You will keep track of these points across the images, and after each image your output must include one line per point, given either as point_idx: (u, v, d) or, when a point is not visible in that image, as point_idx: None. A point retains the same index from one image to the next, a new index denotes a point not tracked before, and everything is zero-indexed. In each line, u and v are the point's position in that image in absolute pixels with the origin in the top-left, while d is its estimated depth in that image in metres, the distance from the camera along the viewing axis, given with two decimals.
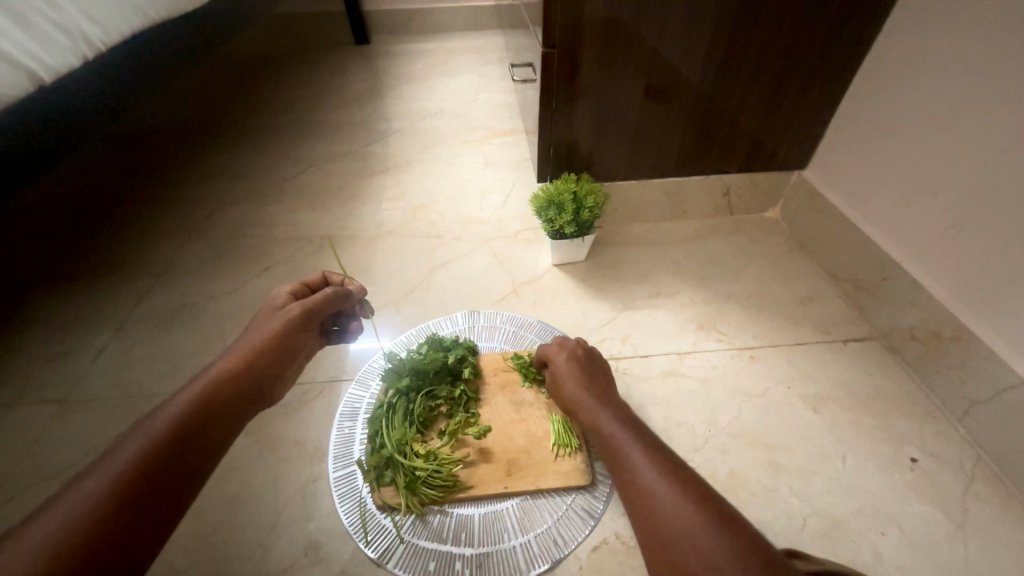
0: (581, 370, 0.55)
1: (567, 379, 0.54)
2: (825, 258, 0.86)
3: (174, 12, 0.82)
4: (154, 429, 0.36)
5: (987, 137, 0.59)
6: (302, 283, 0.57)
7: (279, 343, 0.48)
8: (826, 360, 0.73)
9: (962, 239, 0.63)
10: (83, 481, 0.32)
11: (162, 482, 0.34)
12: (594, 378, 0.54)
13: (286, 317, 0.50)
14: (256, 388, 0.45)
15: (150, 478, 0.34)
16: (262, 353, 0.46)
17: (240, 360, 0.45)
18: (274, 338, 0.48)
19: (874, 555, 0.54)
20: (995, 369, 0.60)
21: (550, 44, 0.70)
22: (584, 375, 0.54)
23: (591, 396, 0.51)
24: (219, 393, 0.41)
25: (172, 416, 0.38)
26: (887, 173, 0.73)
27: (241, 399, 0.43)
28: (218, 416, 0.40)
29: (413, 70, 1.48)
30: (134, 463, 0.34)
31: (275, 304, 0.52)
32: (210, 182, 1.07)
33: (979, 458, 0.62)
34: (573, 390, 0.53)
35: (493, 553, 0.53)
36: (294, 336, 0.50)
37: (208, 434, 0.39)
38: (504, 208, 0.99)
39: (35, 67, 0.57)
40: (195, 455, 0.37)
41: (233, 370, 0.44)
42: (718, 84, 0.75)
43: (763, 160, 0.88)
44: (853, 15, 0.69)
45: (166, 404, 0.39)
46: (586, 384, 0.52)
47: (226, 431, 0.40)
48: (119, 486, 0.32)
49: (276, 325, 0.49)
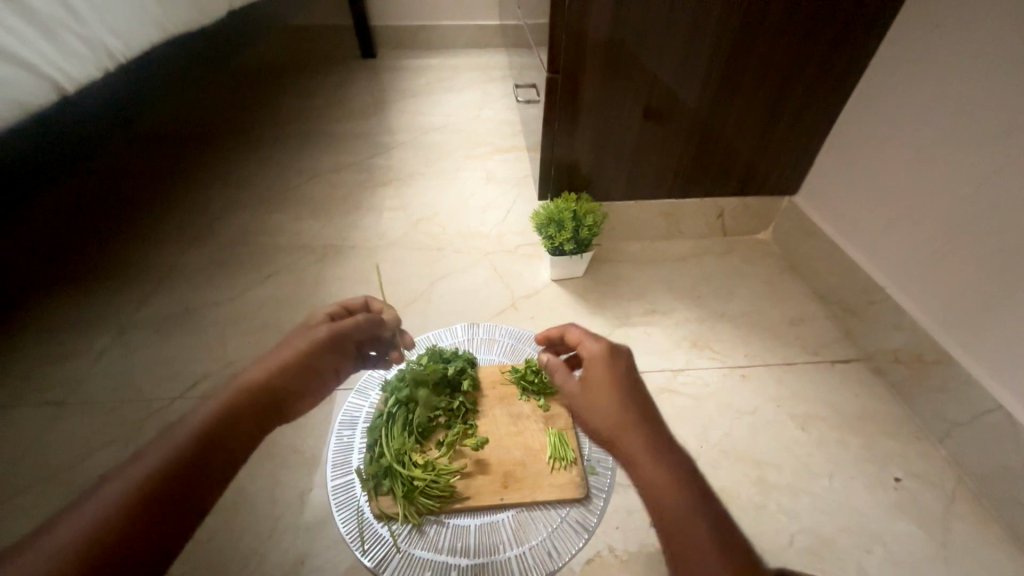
0: (627, 394, 0.42)
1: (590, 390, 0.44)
2: (814, 280, 0.89)
3: (192, 25, 0.85)
4: (177, 439, 0.37)
5: (965, 170, 0.63)
6: (337, 305, 0.59)
7: (303, 359, 0.48)
8: (814, 380, 0.75)
9: (942, 268, 0.67)
10: (107, 485, 0.34)
11: (180, 493, 0.35)
12: (644, 406, 0.42)
13: (313, 337, 0.50)
14: (277, 402, 0.44)
15: (165, 490, 0.35)
16: (287, 367, 0.46)
17: (267, 373, 0.45)
18: (298, 353, 0.48)
19: (859, 573, 0.56)
20: (975, 393, 0.63)
21: (555, 70, 0.73)
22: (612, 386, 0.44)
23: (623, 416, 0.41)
24: (241, 407, 0.41)
25: (196, 427, 0.38)
26: (873, 202, 0.77)
27: (260, 413, 0.43)
28: (236, 431, 0.40)
29: (418, 85, 1.52)
30: (154, 473, 0.35)
31: (306, 323, 0.53)
32: (214, 189, 1.09)
33: (961, 480, 0.64)
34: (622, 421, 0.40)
35: (489, 563, 0.54)
36: (320, 355, 0.49)
37: (227, 449, 0.39)
38: (504, 222, 1.02)
39: (57, 77, 0.59)
40: (214, 467, 0.37)
41: (259, 383, 0.44)
42: (714, 110, 0.78)
43: (757, 184, 0.91)
44: (839, 53, 0.73)
45: (193, 412, 0.39)
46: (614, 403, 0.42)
47: (243, 446, 0.40)
48: (137, 496, 0.33)
49: (303, 343, 0.49)
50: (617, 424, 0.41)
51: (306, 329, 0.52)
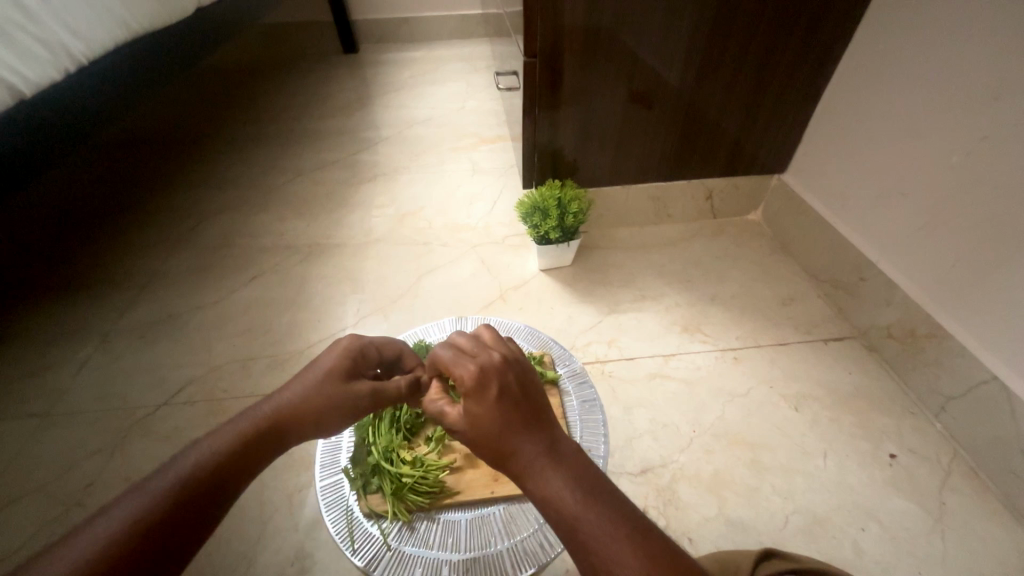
0: (508, 401, 0.36)
1: (478, 399, 0.37)
2: (805, 259, 0.88)
3: (159, 24, 0.82)
4: (187, 465, 0.37)
5: (953, 139, 0.61)
6: (377, 345, 0.50)
7: (320, 417, 0.43)
8: (807, 360, 0.74)
9: (933, 241, 0.65)
10: (112, 508, 0.33)
11: (183, 520, 0.34)
12: (537, 408, 0.37)
13: (347, 401, 0.44)
14: (289, 440, 0.42)
15: (170, 516, 0.34)
16: (300, 419, 0.42)
17: (278, 411, 0.42)
18: (319, 412, 0.43)
19: (855, 551, 0.55)
20: (968, 365, 0.62)
21: (532, 54, 0.71)
22: (505, 389, 0.37)
23: (520, 425, 0.36)
24: (256, 437, 0.40)
25: (207, 454, 0.38)
26: (862, 177, 0.75)
27: (269, 447, 0.40)
28: (246, 462, 0.39)
29: (402, 78, 1.49)
30: (160, 499, 0.34)
31: (343, 367, 0.45)
32: (196, 192, 1.07)
33: (956, 454, 0.63)
34: (509, 434, 0.35)
35: (480, 558, 0.53)
36: (344, 420, 0.44)
37: (235, 476, 0.38)
38: (491, 214, 1.00)
39: (13, 80, 0.57)
40: (220, 493, 0.37)
41: (274, 421, 0.41)
42: (698, 89, 0.76)
43: (745, 164, 0.89)
44: (825, 22, 0.71)
45: (206, 439, 0.39)
46: (510, 410, 0.36)
47: (250, 480, 0.39)
48: (144, 521, 0.33)
49: (330, 400, 0.43)
50: (507, 442, 0.35)
51: (341, 380, 0.45)
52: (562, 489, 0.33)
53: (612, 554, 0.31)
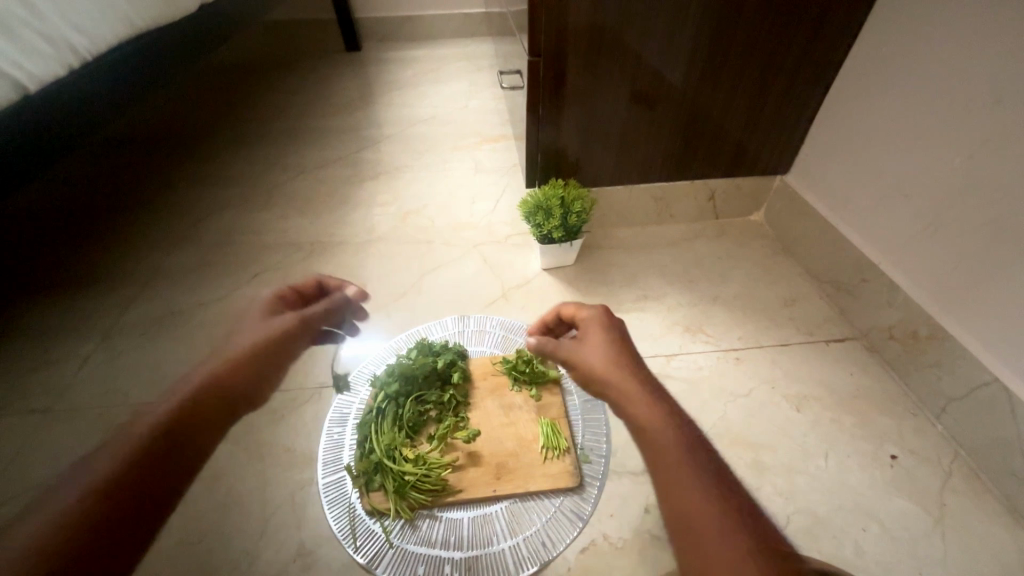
0: (627, 353, 0.50)
1: (598, 343, 0.51)
2: (807, 261, 0.88)
3: (160, 19, 0.82)
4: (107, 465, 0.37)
5: (958, 141, 0.61)
6: (286, 289, 0.58)
7: (276, 347, 0.51)
8: (809, 360, 0.74)
9: (936, 242, 0.65)
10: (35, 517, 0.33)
11: (136, 510, 0.36)
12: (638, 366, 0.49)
13: (270, 335, 0.51)
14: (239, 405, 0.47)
15: (108, 515, 0.34)
16: (240, 358, 0.49)
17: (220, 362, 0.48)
18: (254, 350, 0.49)
19: (855, 551, 0.55)
20: (969, 367, 0.62)
21: (536, 53, 0.71)
22: (617, 348, 0.50)
23: (624, 366, 0.48)
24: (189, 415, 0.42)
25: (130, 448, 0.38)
26: (865, 179, 0.75)
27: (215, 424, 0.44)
28: (198, 417, 0.42)
29: (404, 77, 1.49)
30: (117, 469, 0.36)
31: (264, 310, 0.55)
32: (199, 189, 1.07)
33: (956, 455, 0.63)
34: (616, 371, 0.47)
35: (482, 556, 0.53)
36: (276, 348, 0.51)
37: (176, 467, 0.39)
38: (494, 213, 1.00)
39: (17, 75, 0.57)
40: (163, 487, 0.38)
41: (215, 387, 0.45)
42: (700, 90, 0.77)
43: (747, 165, 0.89)
44: (828, 24, 0.71)
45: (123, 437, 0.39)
46: (620, 357, 0.49)
47: (205, 433, 0.42)
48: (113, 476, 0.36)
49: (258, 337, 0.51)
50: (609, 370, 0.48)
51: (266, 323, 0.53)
52: (649, 415, 0.43)
53: (674, 456, 0.40)
